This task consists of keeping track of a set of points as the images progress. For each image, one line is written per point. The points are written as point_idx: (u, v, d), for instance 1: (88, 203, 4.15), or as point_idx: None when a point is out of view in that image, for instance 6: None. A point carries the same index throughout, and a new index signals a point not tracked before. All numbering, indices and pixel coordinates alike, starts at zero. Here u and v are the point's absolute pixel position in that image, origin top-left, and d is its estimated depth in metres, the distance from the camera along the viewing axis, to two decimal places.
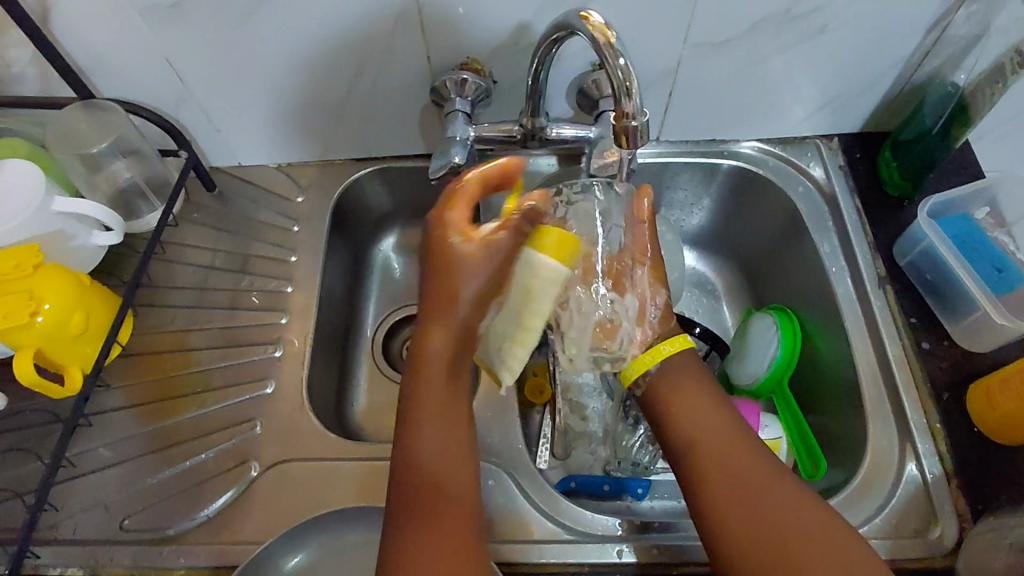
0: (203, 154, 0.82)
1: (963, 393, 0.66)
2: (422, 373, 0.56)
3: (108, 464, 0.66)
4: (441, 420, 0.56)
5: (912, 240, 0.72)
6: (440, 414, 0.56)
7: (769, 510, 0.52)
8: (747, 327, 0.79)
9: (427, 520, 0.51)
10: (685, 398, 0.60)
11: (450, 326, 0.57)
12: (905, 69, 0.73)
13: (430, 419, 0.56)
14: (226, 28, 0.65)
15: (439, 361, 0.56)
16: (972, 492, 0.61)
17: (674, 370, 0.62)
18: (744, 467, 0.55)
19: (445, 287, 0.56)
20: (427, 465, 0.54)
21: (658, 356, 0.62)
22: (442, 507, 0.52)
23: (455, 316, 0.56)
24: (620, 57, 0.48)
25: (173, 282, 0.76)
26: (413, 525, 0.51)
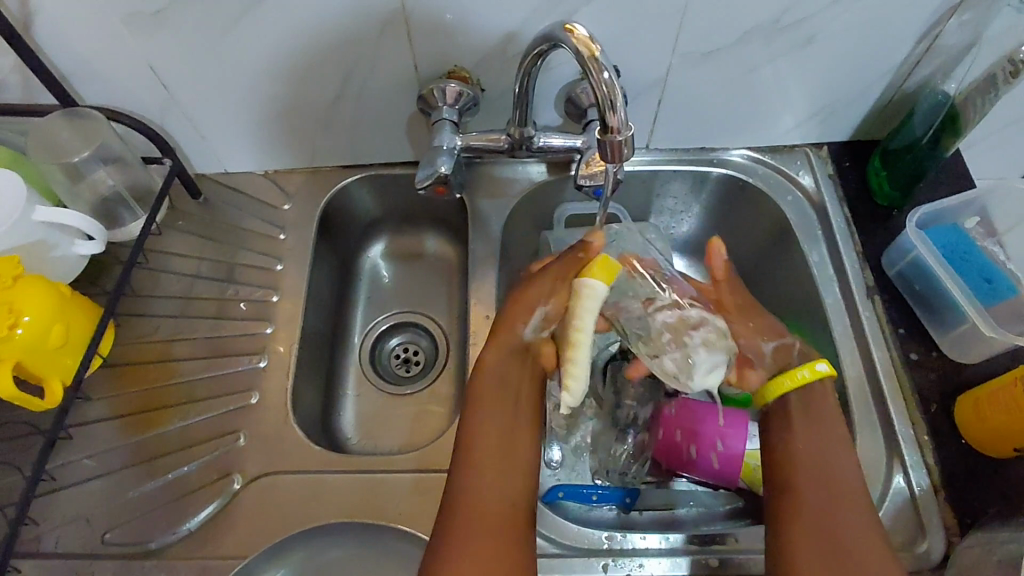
0: (188, 161, 0.81)
1: (950, 405, 0.66)
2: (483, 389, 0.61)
3: (89, 477, 0.65)
4: (498, 440, 0.58)
5: (900, 251, 0.72)
6: (500, 434, 0.59)
7: (836, 536, 0.53)
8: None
9: (473, 528, 0.53)
10: (805, 419, 0.59)
11: (508, 355, 0.62)
12: (895, 78, 0.73)
13: (488, 436, 0.58)
14: (211, 35, 0.65)
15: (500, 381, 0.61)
16: (959, 505, 0.62)
17: (798, 401, 0.60)
18: (832, 493, 0.55)
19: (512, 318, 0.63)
20: (481, 479, 0.56)
21: (778, 389, 0.61)
22: (490, 518, 0.54)
23: (511, 349, 0.62)
24: (604, 70, 0.47)
25: (157, 291, 0.76)
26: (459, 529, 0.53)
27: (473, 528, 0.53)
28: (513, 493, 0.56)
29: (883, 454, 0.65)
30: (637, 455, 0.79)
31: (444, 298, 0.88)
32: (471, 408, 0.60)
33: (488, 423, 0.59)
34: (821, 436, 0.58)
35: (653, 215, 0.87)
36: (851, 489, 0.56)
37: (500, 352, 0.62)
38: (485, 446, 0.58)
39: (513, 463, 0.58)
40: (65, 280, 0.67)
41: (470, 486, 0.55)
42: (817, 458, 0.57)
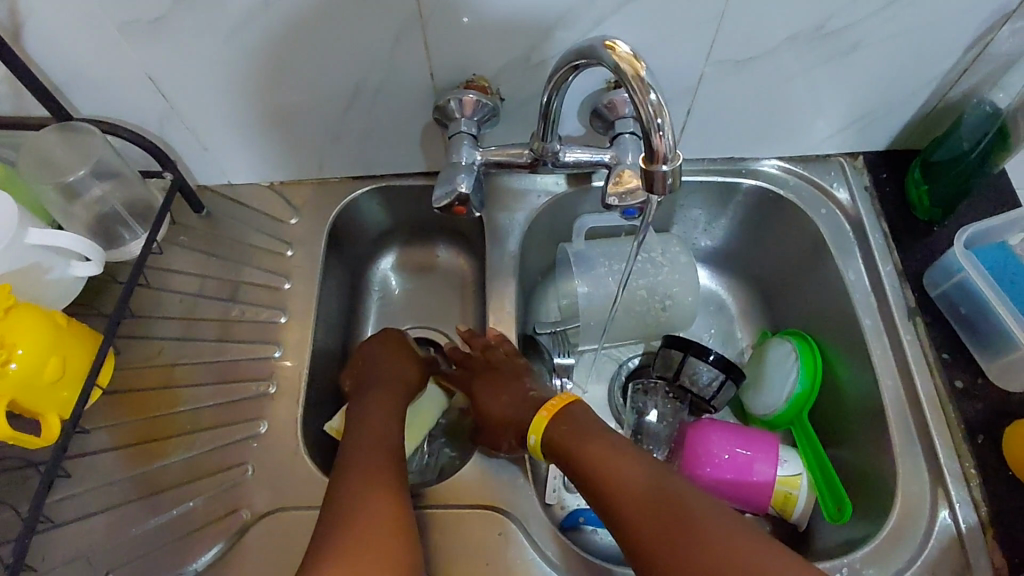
0: (190, 173, 0.77)
1: (998, 436, 0.62)
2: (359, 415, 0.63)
3: (90, 512, 0.62)
4: (372, 442, 0.59)
5: (945, 271, 0.68)
6: (375, 437, 0.60)
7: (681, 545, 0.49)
8: (764, 352, 0.76)
9: (352, 527, 0.51)
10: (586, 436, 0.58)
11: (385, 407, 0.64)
12: (940, 87, 0.69)
13: (360, 443, 0.59)
14: (212, 42, 0.60)
15: (368, 410, 0.63)
16: (1009, 544, 0.58)
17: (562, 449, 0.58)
18: (653, 499, 0.52)
19: (386, 373, 0.68)
20: (348, 475, 0.55)
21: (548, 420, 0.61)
22: (368, 499, 0.53)
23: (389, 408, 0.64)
24: (650, 92, 0.43)
25: (158, 312, 0.72)
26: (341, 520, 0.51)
27: (357, 506, 0.52)
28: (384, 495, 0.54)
29: (927, 488, 0.61)
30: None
31: (458, 312, 0.85)
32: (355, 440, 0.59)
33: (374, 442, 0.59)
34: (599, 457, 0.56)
35: (675, 225, 0.84)
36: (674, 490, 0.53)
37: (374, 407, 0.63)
38: (356, 450, 0.58)
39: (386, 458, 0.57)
40: (60, 303, 0.63)
41: (342, 489, 0.54)
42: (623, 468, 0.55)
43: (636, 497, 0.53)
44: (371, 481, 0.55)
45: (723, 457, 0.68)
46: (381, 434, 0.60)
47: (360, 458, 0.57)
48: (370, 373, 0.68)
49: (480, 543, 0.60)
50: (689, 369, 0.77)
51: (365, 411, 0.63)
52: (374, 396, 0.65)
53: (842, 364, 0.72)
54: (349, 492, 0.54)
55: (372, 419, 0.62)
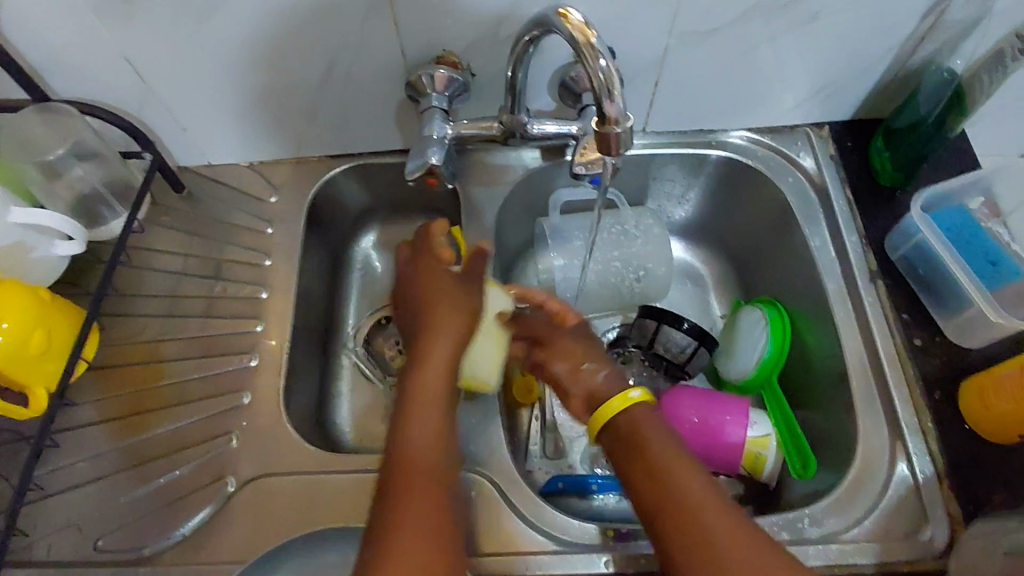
0: (170, 154, 0.78)
1: (955, 391, 0.65)
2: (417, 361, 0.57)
3: (81, 481, 0.64)
4: (433, 404, 0.55)
5: (905, 234, 0.70)
6: (439, 396, 0.55)
7: (720, 568, 0.46)
8: (736, 320, 0.78)
9: (413, 483, 0.50)
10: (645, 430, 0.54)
11: (452, 333, 0.58)
12: (899, 56, 0.70)
13: (423, 372, 0.56)
14: (185, 22, 0.62)
15: (437, 322, 0.58)
16: (964, 493, 0.60)
17: (628, 426, 0.55)
18: (681, 500, 0.49)
19: (427, 282, 0.61)
20: (410, 422, 0.53)
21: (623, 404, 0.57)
22: (426, 455, 0.52)
23: (451, 339, 0.57)
24: (599, 58, 0.44)
25: (142, 290, 0.73)
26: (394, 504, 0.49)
27: (416, 461, 0.51)
28: (442, 450, 0.53)
29: (886, 442, 0.64)
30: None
31: None
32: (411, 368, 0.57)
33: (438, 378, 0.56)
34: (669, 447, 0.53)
35: (649, 198, 0.86)
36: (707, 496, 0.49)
37: (443, 347, 0.57)
38: (413, 413, 0.54)
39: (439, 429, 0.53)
40: (47, 280, 0.66)
41: (401, 438, 0.53)
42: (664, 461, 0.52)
43: (667, 490, 0.50)
44: (424, 462, 0.51)
45: (693, 420, 0.70)
46: (449, 361, 0.57)
47: (419, 399, 0.55)
48: (410, 297, 0.61)
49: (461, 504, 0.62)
50: (664, 337, 0.79)
51: (430, 326, 0.58)
52: (441, 340, 0.57)
53: (808, 328, 0.75)
54: (408, 444, 0.52)
55: (439, 346, 0.57)
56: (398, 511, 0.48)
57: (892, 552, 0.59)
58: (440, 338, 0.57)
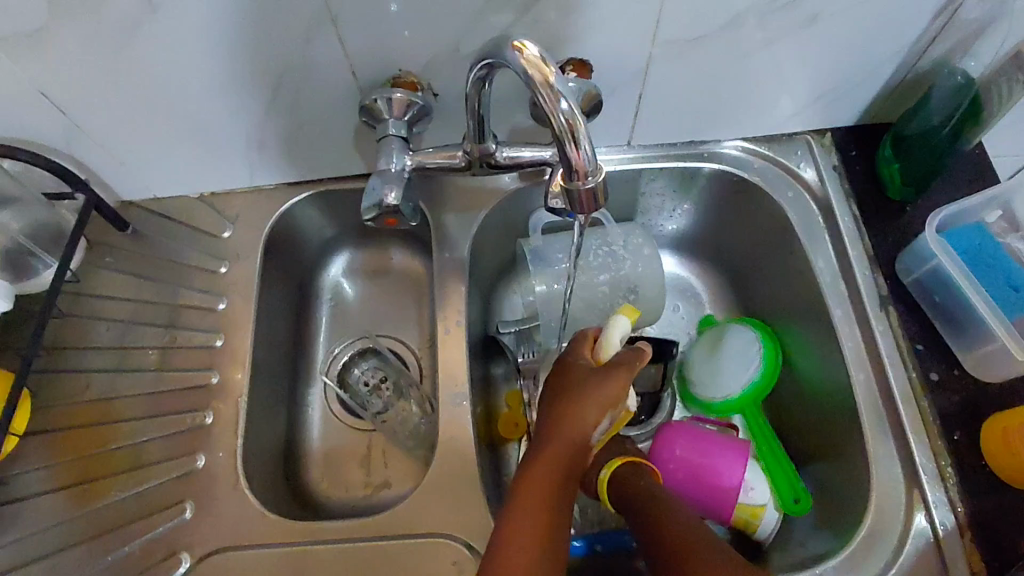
0: (111, 190, 0.71)
1: (976, 431, 0.59)
2: (532, 471, 0.49)
3: (19, 563, 0.58)
4: (547, 485, 0.48)
5: (918, 257, 0.63)
6: (559, 480, 0.49)
7: None
8: (723, 338, 0.72)
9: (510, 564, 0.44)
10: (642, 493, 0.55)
11: (585, 423, 0.51)
12: (909, 57, 0.63)
13: (548, 456, 0.50)
14: (102, 51, 0.55)
15: (579, 407, 0.51)
16: (990, 549, 0.54)
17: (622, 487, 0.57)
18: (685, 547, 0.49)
19: (586, 377, 0.53)
20: (524, 502, 0.47)
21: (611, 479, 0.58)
22: (535, 538, 0.46)
23: (583, 432, 0.51)
24: (562, 102, 0.38)
25: (85, 343, 0.67)
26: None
27: (516, 542, 0.45)
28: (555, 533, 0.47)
29: (903, 491, 0.58)
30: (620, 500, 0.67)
31: (414, 318, 0.81)
32: (538, 446, 0.51)
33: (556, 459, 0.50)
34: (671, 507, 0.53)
35: (637, 214, 0.79)
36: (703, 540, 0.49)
37: (579, 429, 0.51)
38: (521, 491, 0.48)
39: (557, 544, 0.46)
40: None
41: (509, 518, 0.47)
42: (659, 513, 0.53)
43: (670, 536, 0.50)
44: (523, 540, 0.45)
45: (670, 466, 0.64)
46: (569, 447, 0.50)
47: (539, 476, 0.49)
48: (582, 378, 0.53)
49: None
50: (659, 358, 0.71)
51: (557, 408, 0.52)
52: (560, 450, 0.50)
53: (814, 357, 0.68)
54: (515, 523, 0.46)
55: (568, 429, 0.51)
56: None
57: None
58: (573, 419, 0.51)
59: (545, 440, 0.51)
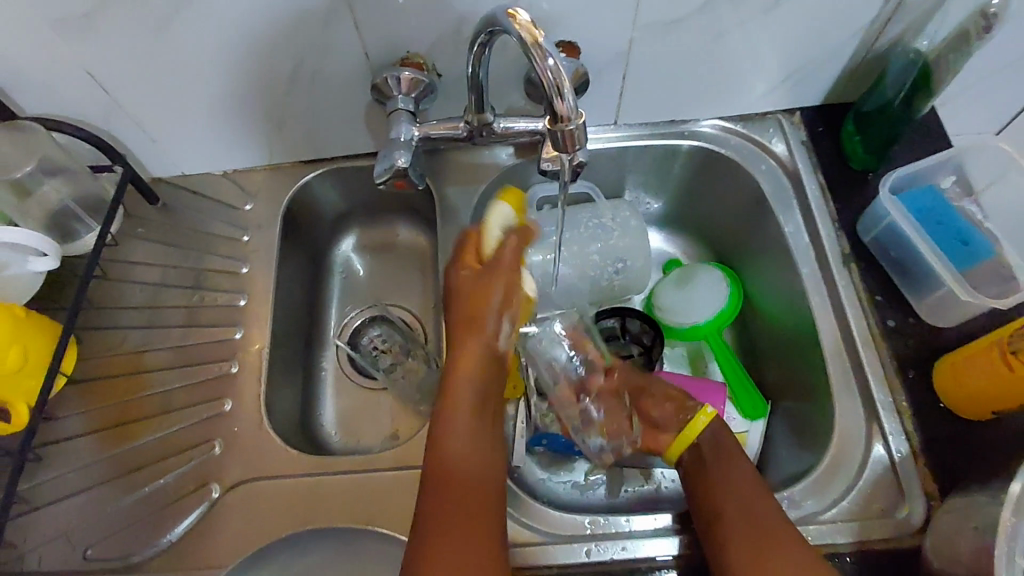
0: (143, 166, 0.78)
1: (929, 370, 0.65)
2: (451, 401, 0.56)
3: (67, 494, 0.65)
4: (465, 423, 0.56)
5: (875, 217, 0.70)
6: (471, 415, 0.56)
7: None
8: (694, 276, 0.81)
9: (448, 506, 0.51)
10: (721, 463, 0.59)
11: (485, 351, 0.57)
12: (866, 39, 0.70)
13: (458, 394, 0.56)
14: (146, 35, 0.62)
15: (472, 338, 0.57)
16: (940, 470, 0.61)
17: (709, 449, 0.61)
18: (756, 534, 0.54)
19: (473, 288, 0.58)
20: (446, 445, 0.54)
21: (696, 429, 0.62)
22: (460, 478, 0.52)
23: (487, 353, 0.57)
24: (549, 58, 0.45)
25: (121, 303, 0.74)
26: (426, 535, 0.49)
27: (449, 482, 0.52)
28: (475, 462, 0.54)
29: (863, 424, 0.65)
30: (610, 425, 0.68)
31: (419, 288, 0.87)
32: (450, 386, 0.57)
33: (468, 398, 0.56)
34: (734, 475, 0.58)
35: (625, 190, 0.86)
36: (777, 526, 0.54)
37: (478, 356, 0.57)
38: (444, 434, 0.55)
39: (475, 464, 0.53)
40: (26, 296, 0.67)
41: (436, 462, 0.54)
42: (734, 492, 0.57)
43: (745, 515, 0.55)
44: (453, 478, 0.53)
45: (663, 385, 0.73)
46: (476, 381, 0.57)
47: (454, 417, 0.56)
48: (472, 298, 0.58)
49: None
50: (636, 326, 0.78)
51: (459, 347, 0.58)
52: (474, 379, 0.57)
53: (787, 314, 0.75)
54: (447, 461, 0.54)
55: (470, 361, 0.57)
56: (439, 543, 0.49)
57: (868, 529, 0.60)
58: (472, 348, 0.57)
59: (455, 373, 0.57)
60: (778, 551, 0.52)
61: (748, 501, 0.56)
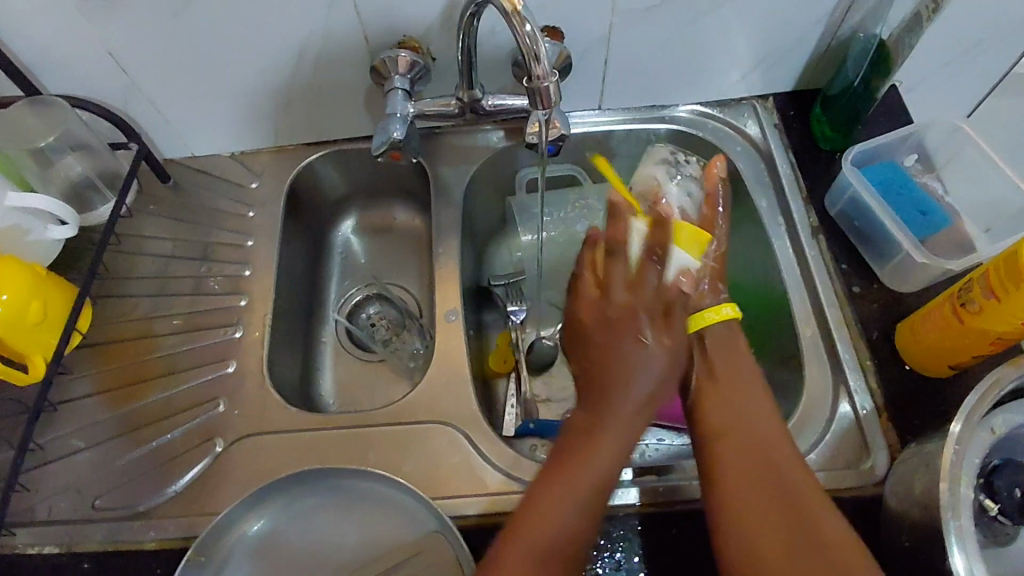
0: (156, 147, 0.83)
1: (891, 331, 0.69)
2: (593, 366, 0.55)
3: (78, 448, 0.69)
4: (591, 390, 0.55)
5: (840, 190, 0.75)
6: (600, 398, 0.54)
7: (786, 501, 0.51)
8: None
9: (556, 467, 0.52)
10: (731, 374, 0.60)
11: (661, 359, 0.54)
12: (829, 26, 0.75)
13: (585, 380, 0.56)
14: (161, 18, 0.67)
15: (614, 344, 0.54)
16: (902, 423, 0.65)
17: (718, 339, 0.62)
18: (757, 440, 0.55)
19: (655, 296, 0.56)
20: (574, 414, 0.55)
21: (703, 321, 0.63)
22: (585, 441, 0.52)
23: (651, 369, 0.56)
24: (527, 24, 0.55)
25: (133, 273, 0.79)
26: (535, 492, 0.51)
27: (569, 436, 0.53)
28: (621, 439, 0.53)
29: (830, 382, 0.68)
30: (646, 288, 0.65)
31: (416, 267, 0.92)
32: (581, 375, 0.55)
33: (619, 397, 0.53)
34: (742, 398, 0.59)
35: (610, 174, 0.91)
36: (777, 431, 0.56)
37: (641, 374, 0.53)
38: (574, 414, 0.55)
39: (606, 466, 0.52)
40: (44, 261, 0.71)
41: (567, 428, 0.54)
42: (738, 398, 0.59)
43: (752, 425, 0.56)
44: (575, 430, 0.53)
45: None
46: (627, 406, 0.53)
47: (585, 398, 0.55)
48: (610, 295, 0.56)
49: (432, 451, 0.67)
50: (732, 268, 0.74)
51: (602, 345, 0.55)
52: (609, 432, 0.52)
53: (762, 285, 0.79)
54: (572, 426, 0.54)
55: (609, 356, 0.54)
56: (536, 509, 0.50)
57: (835, 478, 0.63)
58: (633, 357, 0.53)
59: (590, 366, 0.55)
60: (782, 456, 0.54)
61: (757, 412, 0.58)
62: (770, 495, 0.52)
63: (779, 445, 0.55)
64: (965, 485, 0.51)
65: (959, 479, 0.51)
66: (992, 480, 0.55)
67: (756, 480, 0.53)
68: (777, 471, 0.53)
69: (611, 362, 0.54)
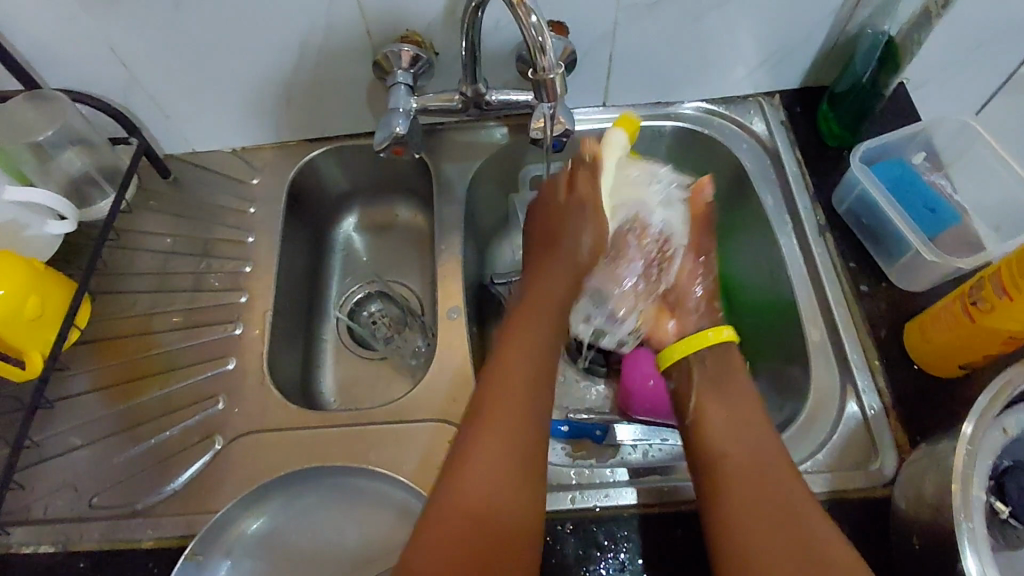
0: (157, 142, 0.83)
1: (900, 331, 0.68)
2: (519, 324, 0.61)
3: (76, 445, 0.68)
4: (522, 341, 0.60)
5: (848, 188, 0.74)
6: (524, 345, 0.59)
7: (777, 511, 0.52)
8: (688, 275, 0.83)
9: (484, 416, 0.55)
10: (722, 390, 0.60)
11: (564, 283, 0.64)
12: (837, 22, 0.74)
13: (514, 341, 0.60)
14: (162, 11, 0.66)
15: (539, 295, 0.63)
16: (911, 424, 0.64)
17: (715, 359, 0.63)
18: (748, 451, 0.56)
19: (580, 233, 0.65)
20: (492, 377, 0.58)
21: (704, 341, 0.64)
22: (512, 398, 0.56)
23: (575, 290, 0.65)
24: (533, 15, 0.54)
25: (132, 269, 0.78)
26: (463, 443, 0.54)
27: (498, 396, 0.56)
28: (538, 367, 0.58)
29: (837, 382, 0.67)
30: (644, 294, 0.70)
31: (418, 264, 0.91)
32: (515, 342, 0.60)
33: (518, 366, 0.58)
34: (734, 411, 0.59)
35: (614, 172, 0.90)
36: (770, 442, 0.57)
37: (554, 299, 0.63)
38: (501, 351, 0.60)
39: (530, 421, 0.55)
40: (43, 256, 0.70)
41: (487, 380, 0.58)
42: (730, 409, 0.59)
43: (745, 436, 0.57)
44: (504, 395, 0.56)
45: (649, 384, 0.73)
46: (534, 343, 0.60)
47: (511, 357, 0.58)
48: (560, 233, 0.65)
49: (432, 449, 0.66)
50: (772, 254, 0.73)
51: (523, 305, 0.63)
52: (536, 353, 0.59)
53: (769, 284, 0.78)
54: (501, 376, 0.57)
55: (539, 303, 0.63)
56: (466, 464, 0.53)
57: (843, 479, 0.62)
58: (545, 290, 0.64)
59: (514, 329, 0.61)
60: (775, 469, 0.54)
61: (751, 424, 0.58)
62: (759, 502, 0.53)
63: (772, 455, 0.55)
64: (977, 487, 0.50)
65: (972, 481, 0.50)
66: (1003, 481, 0.54)
67: (747, 493, 0.53)
68: (762, 481, 0.54)
69: (534, 297, 0.63)
